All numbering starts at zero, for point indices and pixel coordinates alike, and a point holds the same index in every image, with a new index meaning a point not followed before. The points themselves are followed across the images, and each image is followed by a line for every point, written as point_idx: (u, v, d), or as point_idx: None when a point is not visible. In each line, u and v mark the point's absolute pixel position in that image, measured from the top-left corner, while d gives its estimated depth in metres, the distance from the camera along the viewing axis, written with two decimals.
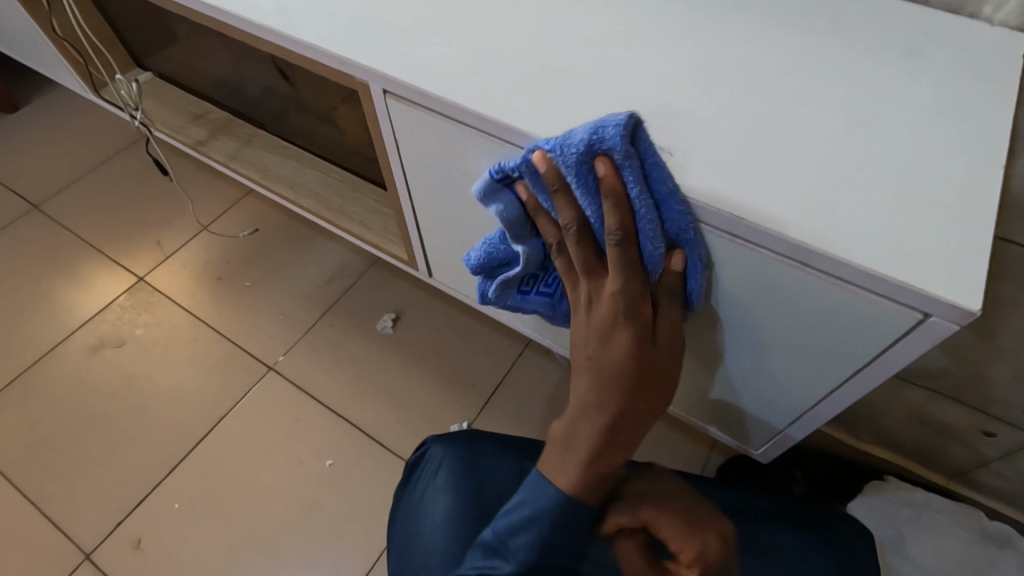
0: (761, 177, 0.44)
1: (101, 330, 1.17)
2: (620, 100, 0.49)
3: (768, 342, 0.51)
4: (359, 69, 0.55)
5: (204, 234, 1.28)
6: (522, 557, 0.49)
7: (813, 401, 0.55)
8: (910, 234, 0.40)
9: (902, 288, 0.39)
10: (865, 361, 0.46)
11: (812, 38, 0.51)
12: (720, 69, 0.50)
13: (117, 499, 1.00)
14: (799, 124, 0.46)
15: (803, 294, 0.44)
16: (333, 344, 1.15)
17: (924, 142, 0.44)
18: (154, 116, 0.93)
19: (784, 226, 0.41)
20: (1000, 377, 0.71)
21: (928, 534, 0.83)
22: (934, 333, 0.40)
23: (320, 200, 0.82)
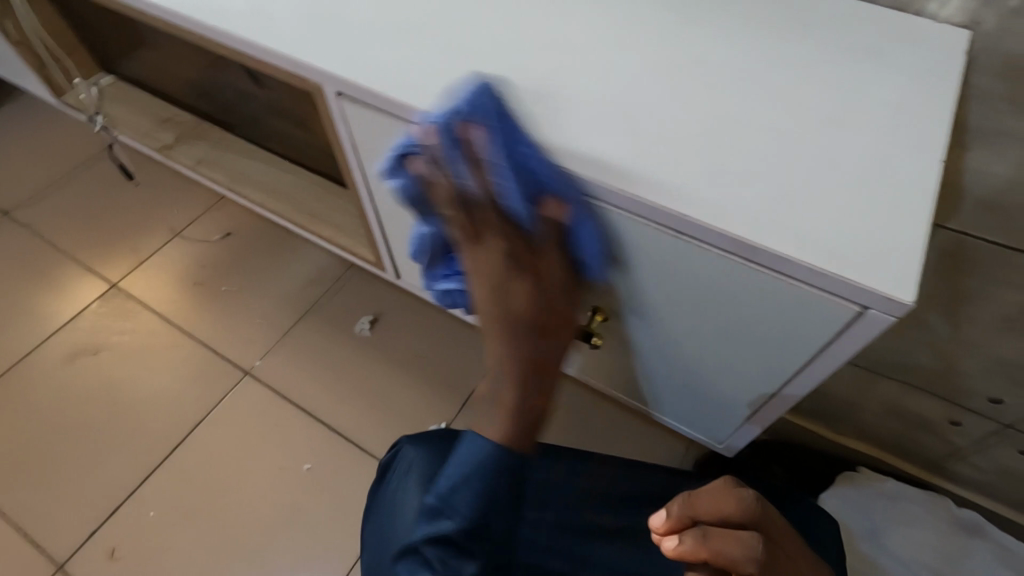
0: (705, 175, 0.44)
1: (76, 337, 1.16)
2: (571, 102, 0.49)
3: (718, 340, 0.51)
4: (313, 71, 0.55)
5: (179, 239, 1.27)
6: (468, 511, 0.47)
7: (766, 399, 0.55)
8: (849, 230, 0.40)
9: (841, 283, 0.39)
10: (812, 356, 0.46)
11: (764, 37, 0.52)
12: (672, 70, 0.50)
13: (92, 509, 0.99)
14: (748, 124, 0.46)
15: (746, 290, 0.44)
16: (312, 347, 1.14)
17: (867, 140, 0.44)
18: (120, 120, 0.92)
19: (727, 225, 0.42)
20: (967, 368, 0.72)
21: (903, 527, 0.84)
22: (873, 326, 0.41)
23: (289, 203, 0.81)
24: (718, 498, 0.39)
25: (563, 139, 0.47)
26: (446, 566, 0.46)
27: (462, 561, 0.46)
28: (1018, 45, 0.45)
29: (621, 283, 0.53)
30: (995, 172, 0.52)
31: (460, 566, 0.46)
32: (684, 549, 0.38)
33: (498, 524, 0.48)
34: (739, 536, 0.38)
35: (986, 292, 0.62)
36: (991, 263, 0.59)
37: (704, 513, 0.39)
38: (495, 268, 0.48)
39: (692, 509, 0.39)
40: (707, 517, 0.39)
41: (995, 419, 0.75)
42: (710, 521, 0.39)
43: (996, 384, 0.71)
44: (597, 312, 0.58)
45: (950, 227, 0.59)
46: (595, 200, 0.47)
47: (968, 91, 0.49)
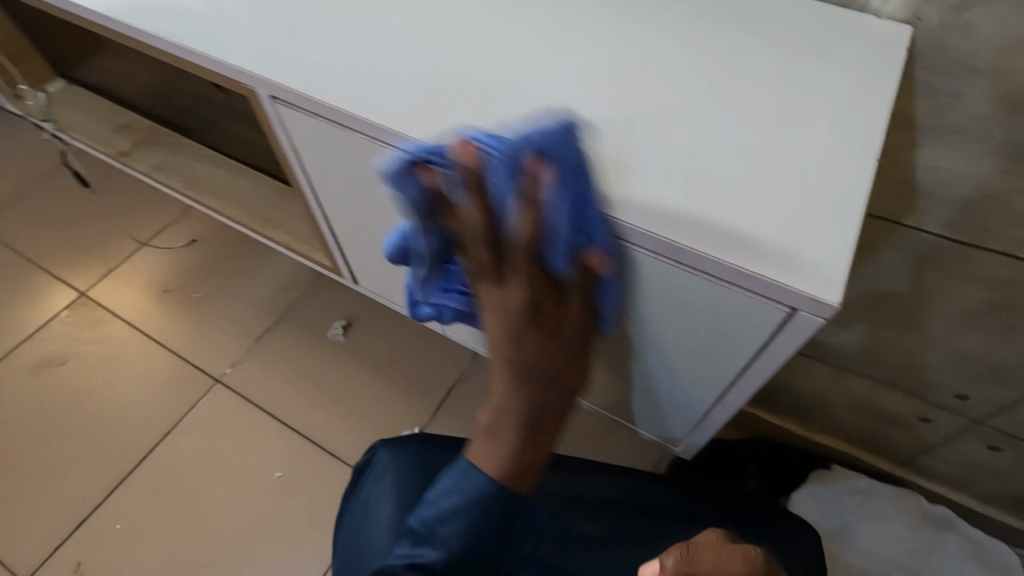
0: (637, 176, 0.43)
1: (43, 348, 1.14)
2: (507, 103, 0.48)
3: (661, 343, 0.51)
4: (245, 76, 0.54)
5: (146, 249, 1.25)
6: (453, 545, 0.45)
7: (713, 403, 0.54)
8: (778, 228, 0.40)
9: (768, 284, 0.38)
10: (750, 357, 0.46)
11: (708, 34, 0.51)
12: (611, 69, 0.49)
13: (57, 522, 0.97)
14: (686, 123, 0.45)
15: (678, 290, 0.44)
16: (283, 353, 1.13)
17: (805, 136, 0.43)
18: (75, 127, 0.90)
19: (657, 226, 0.41)
20: (933, 363, 0.71)
21: (873, 524, 0.83)
22: (805, 327, 0.40)
23: (246, 209, 0.80)
24: None
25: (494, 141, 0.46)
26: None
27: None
28: (962, 40, 0.44)
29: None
30: (947, 167, 0.52)
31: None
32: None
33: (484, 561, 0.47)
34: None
35: (945, 286, 0.62)
36: (947, 258, 0.59)
37: None
38: (512, 309, 0.45)
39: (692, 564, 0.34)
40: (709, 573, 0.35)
41: (964, 414, 0.75)
42: None
43: (962, 379, 0.71)
44: None
45: (904, 223, 0.59)
46: None
47: (914, 87, 0.48)
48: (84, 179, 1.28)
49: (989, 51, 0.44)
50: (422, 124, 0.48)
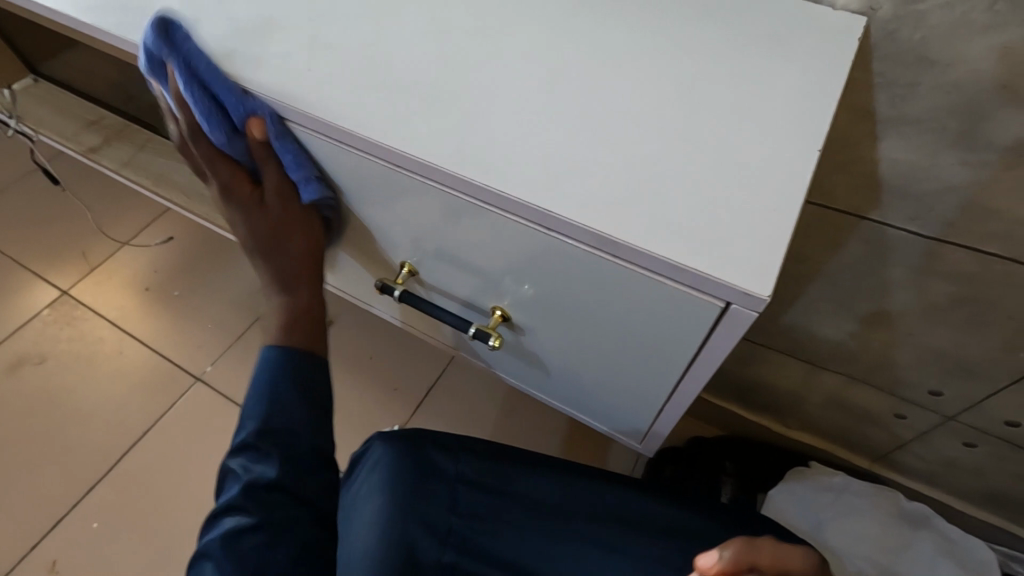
0: (562, 161, 0.37)
1: (21, 347, 1.13)
2: (419, 80, 0.42)
3: (592, 348, 0.44)
4: (138, 48, 0.48)
5: (127, 247, 1.25)
6: (260, 410, 0.42)
7: (655, 416, 0.49)
8: (711, 216, 0.34)
9: (697, 276, 0.32)
10: (686, 365, 0.39)
11: (680, 25, 0.45)
12: (550, 49, 0.43)
13: (34, 521, 0.97)
14: (627, 108, 0.39)
15: (448, 218, 0.41)
16: (262, 351, 1.13)
17: (772, 138, 0.37)
18: (43, 123, 0.90)
19: (582, 213, 0.34)
20: (903, 359, 0.71)
21: (848, 520, 0.83)
22: (739, 326, 0.33)
23: (214, 206, 0.80)
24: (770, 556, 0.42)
25: (392, 116, 0.40)
26: (249, 471, 0.40)
27: (264, 463, 0.40)
28: (915, 30, 0.44)
29: (496, 292, 0.45)
30: (908, 160, 0.51)
31: (262, 468, 0.40)
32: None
33: (305, 429, 0.42)
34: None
35: (913, 281, 0.61)
36: (913, 253, 0.59)
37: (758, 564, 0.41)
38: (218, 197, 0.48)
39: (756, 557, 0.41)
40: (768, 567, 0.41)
41: (936, 410, 0.75)
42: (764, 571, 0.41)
43: (933, 374, 0.70)
44: (497, 310, 0.47)
45: (869, 217, 0.58)
46: (426, 179, 0.39)
47: (874, 79, 0.48)
48: (49, 176, 1.29)
49: (943, 41, 0.43)
50: (351, 105, 0.41)
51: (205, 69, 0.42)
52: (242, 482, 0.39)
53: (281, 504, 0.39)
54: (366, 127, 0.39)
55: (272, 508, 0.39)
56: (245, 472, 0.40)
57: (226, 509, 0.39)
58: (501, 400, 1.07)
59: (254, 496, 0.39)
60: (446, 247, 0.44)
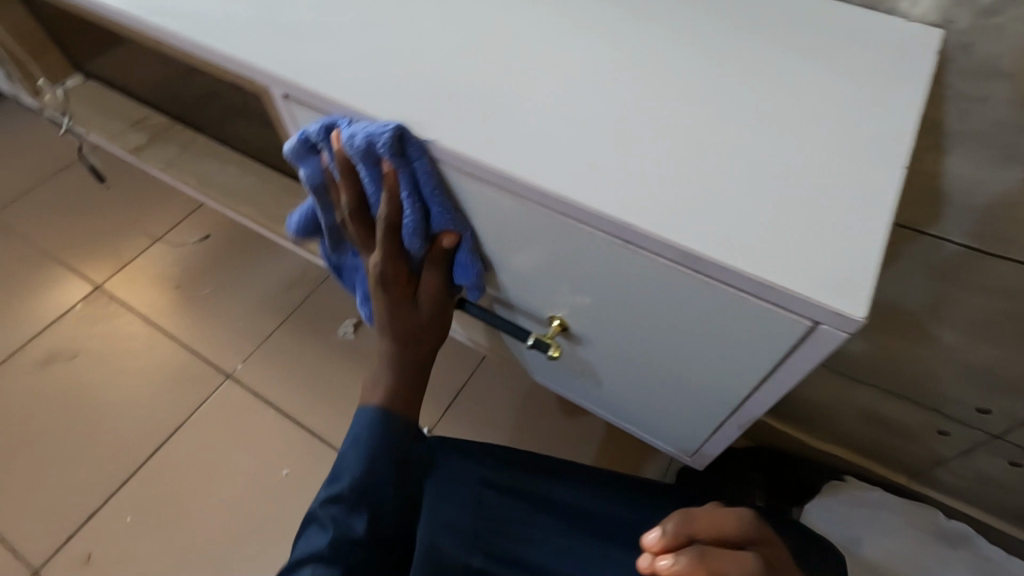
0: (640, 173, 0.37)
1: (56, 340, 1.15)
2: (495, 88, 0.42)
3: (653, 355, 0.45)
4: (214, 55, 0.50)
5: (160, 244, 1.26)
6: (353, 469, 0.49)
7: (712, 427, 0.49)
8: (797, 232, 0.33)
9: (784, 294, 0.32)
10: (758, 380, 0.39)
11: (733, 30, 0.45)
12: (622, 59, 0.44)
13: (68, 514, 0.98)
14: (703, 118, 0.39)
15: (554, 264, 0.43)
16: (292, 350, 1.13)
17: (842, 143, 0.37)
18: (89, 123, 0.91)
19: (664, 226, 0.34)
20: (946, 376, 0.70)
21: (882, 535, 0.82)
22: (825, 345, 0.33)
23: (258, 208, 0.80)
24: (713, 520, 0.36)
25: (467, 125, 0.40)
26: (338, 524, 0.47)
27: (353, 519, 0.47)
28: (990, 43, 0.42)
29: (550, 301, 0.48)
30: (970, 175, 0.50)
31: (351, 524, 0.47)
32: (680, 568, 0.33)
33: (389, 492, 0.50)
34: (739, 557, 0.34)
35: (968, 297, 0.60)
36: (971, 268, 0.57)
37: (702, 535, 0.36)
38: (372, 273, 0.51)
39: (690, 529, 0.36)
40: (706, 536, 0.36)
41: (979, 428, 0.73)
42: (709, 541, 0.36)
43: (980, 393, 0.69)
44: (555, 319, 0.49)
45: (927, 231, 0.57)
46: (503, 189, 0.39)
47: (944, 91, 0.46)
48: (95, 176, 1.30)
49: (1021, 55, 0.42)
50: (419, 113, 0.41)
51: (431, 188, 0.43)
52: (330, 533, 0.46)
53: (358, 559, 0.46)
54: (442, 137, 0.40)
55: (354, 558, 0.46)
56: (335, 525, 0.47)
57: (310, 557, 0.46)
58: (530, 405, 1.06)
59: (342, 548, 0.46)
60: (516, 255, 0.45)
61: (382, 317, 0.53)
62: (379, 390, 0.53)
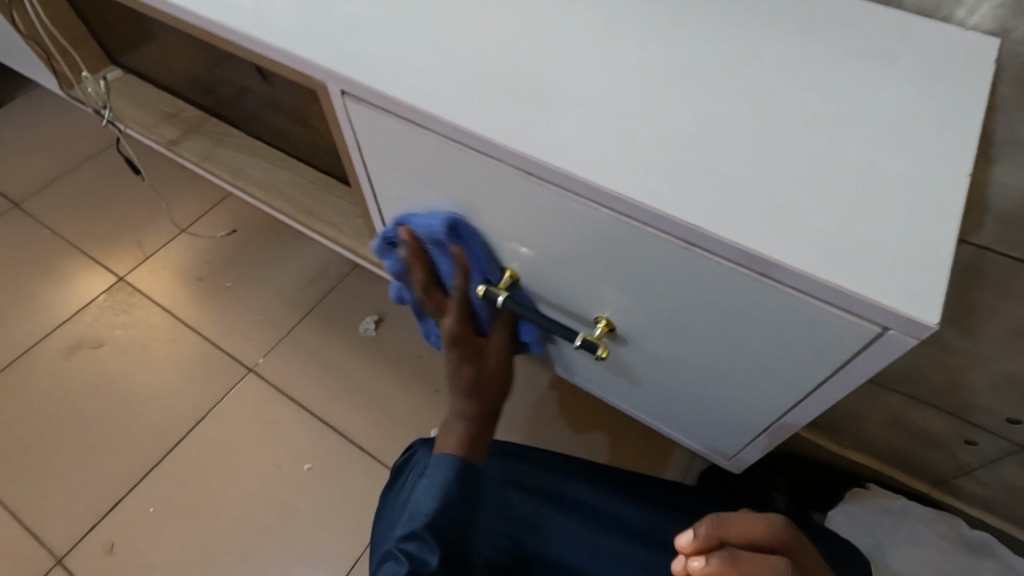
0: (704, 181, 0.38)
1: (80, 331, 1.15)
2: (558, 96, 0.44)
3: (699, 363, 0.46)
4: (269, 49, 0.51)
5: (183, 235, 1.27)
6: (431, 507, 0.49)
7: (758, 434, 0.50)
8: (864, 240, 0.35)
9: (855, 299, 0.33)
10: (814, 388, 0.40)
11: (783, 40, 0.46)
12: (676, 70, 0.45)
13: (91, 503, 0.98)
14: (764, 130, 0.41)
15: (594, 270, 0.46)
16: (313, 346, 1.13)
17: (898, 156, 0.38)
18: (125, 115, 0.92)
19: (732, 231, 0.36)
20: (977, 385, 0.70)
21: (908, 544, 0.81)
22: (893, 351, 0.34)
23: (292, 202, 0.80)
24: (746, 522, 0.36)
25: (537, 131, 0.42)
26: (414, 558, 0.46)
27: (427, 552, 0.47)
28: None
29: (595, 302, 0.49)
30: (1020, 186, 0.50)
31: (425, 558, 0.46)
32: (710, 572, 0.34)
33: (459, 533, 0.50)
34: (769, 560, 0.34)
35: (1007, 307, 0.60)
36: (1012, 277, 0.57)
37: (734, 536, 0.36)
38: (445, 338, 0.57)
39: (722, 531, 0.35)
40: (738, 541, 0.35)
41: (1008, 438, 0.73)
42: (739, 544, 0.36)
43: (1012, 403, 0.69)
44: (601, 320, 0.50)
45: (970, 239, 0.57)
46: (569, 192, 0.41)
47: (996, 100, 0.46)
48: (130, 168, 1.30)
49: None
50: (484, 116, 0.43)
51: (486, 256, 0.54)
52: (407, 566, 0.45)
53: None
54: (508, 139, 0.42)
55: None
56: (410, 559, 0.46)
57: None
58: (551, 405, 1.06)
59: None
60: (573, 260, 0.46)
61: (455, 376, 0.57)
62: (454, 441, 0.54)
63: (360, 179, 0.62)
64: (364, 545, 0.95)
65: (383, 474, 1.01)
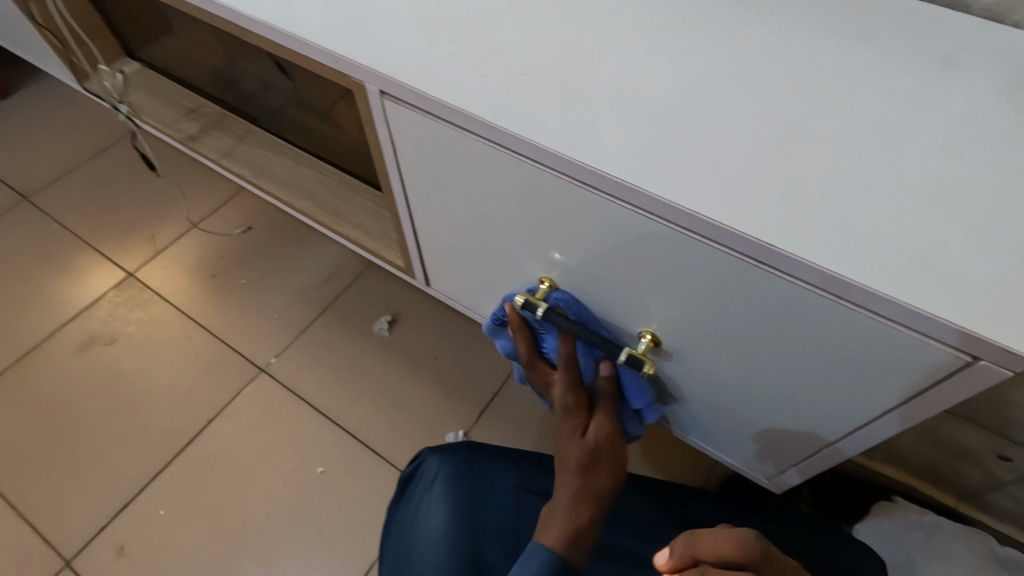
0: (780, 199, 0.40)
1: (89, 327, 1.13)
2: (620, 104, 0.45)
3: (753, 376, 0.48)
4: (318, 52, 0.52)
5: (195, 231, 1.25)
6: None
7: (816, 448, 0.51)
8: (945, 265, 0.36)
9: (947, 328, 0.35)
10: (889, 406, 0.42)
11: (820, 53, 0.47)
12: (735, 78, 0.46)
13: (102, 504, 0.97)
14: (831, 143, 0.42)
15: (660, 287, 0.47)
16: (328, 346, 1.11)
17: (944, 173, 0.40)
18: (142, 108, 0.89)
19: (815, 254, 0.37)
20: (1020, 402, 0.68)
21: (941, 562, 0.78)
22: (981, 379, 0.36)
23: (315, 202, 0.78)
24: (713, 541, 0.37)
25: (606, 143, 0.43)
26: None
27: None
28: None
29: (645, 317, 0.51)
30: None
31: None
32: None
33: None
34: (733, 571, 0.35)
35: None
36: None
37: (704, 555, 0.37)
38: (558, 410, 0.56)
39: (693, 549, 0.37)
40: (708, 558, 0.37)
41: None
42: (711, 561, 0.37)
43: None
44: (647, 335, 0.52)
45: None
46: (647, 213, 0.42)
47: None
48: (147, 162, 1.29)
49: None
50: (536, 123, 0.44)
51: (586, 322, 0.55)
52: None
53: None
54: (580, 152, 0.43)
55: None
56: None
57: None
58: None
59: None
60: (638, 279, 0.48)
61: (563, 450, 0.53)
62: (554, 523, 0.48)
63: (393, 187, 0.62)
64: (379, 552, 0.93)
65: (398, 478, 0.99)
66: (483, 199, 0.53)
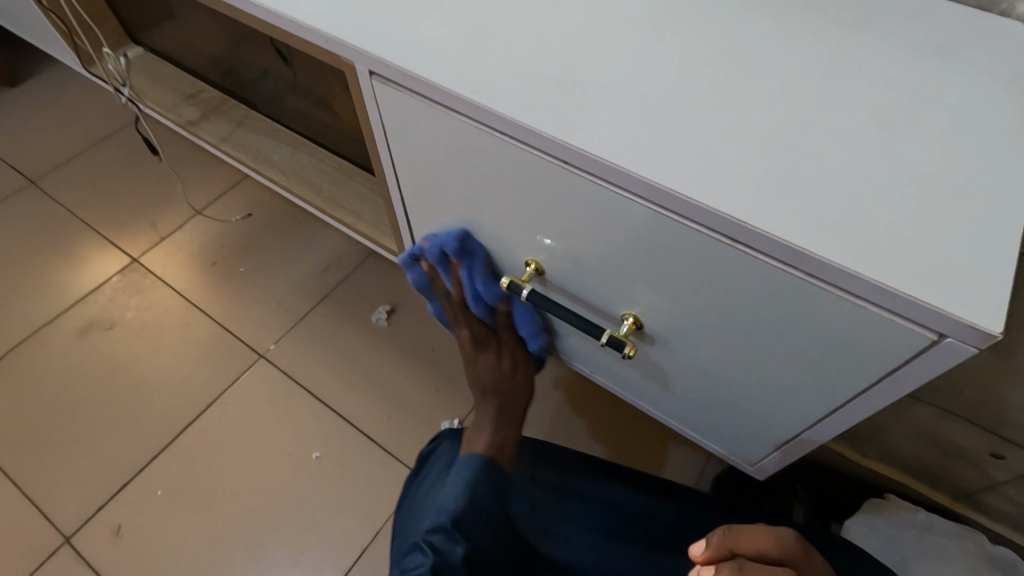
0: (760, 182, 0.40)
1: (92, 311, 1.15)
2: (611, 88, 0.46)
3: (732, 359, 0.49)
4: (312, 33, 0.53)
5: (198, 218, 1.26)
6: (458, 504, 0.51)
7: (796, 433, 0.52)
8: (917, 247, 0.37)
9: (915, 305, 0.35)
10: (863, 387, 0.42)
11: (808, 44, 0.48)
12: (728, 66, 0.47)
13: (100, 485, 0.98)
14: (816, 129, 0.42)
15: (642, 270, 0.47)
16: (325, 334, 1.12)
17: (927, 162, 0.40)
18: (144, 94, 0.91)
19: (789, 233, 0.37)
20: (1012, 400, 0.67)
21: (931, 559, 0.78)
22: (949, 357, 0.36)
23: (311, 187, 0.79)
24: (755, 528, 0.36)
25: (590, 125, 0.44)
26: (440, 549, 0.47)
27: (452, 544, 0.47)
28: None
29: (628, 300, 0.52)
30: None
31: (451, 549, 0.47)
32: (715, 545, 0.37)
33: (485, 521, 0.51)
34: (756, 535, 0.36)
35: None
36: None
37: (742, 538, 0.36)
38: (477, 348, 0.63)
39: (732, 543, 0.36)
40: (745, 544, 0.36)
41: None
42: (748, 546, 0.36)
43: None
44: (629, 317, 0.52)
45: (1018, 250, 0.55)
46: (626, 192, 0.43)
47: None
48: (150, 147, 1.30)
49: None
50: (523, 106, 0.45)
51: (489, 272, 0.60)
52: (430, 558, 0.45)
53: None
54: (566, 134, 0.43)
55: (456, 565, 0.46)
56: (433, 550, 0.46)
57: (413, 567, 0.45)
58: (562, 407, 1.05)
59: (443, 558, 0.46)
60: (620, 261, 0.48)
61: None
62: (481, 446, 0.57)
63: (386, 171, 0.63)
64: (371, 539, 0.94)
65: (392, 466, 1.00)
66: (472, 184, 0.54)
